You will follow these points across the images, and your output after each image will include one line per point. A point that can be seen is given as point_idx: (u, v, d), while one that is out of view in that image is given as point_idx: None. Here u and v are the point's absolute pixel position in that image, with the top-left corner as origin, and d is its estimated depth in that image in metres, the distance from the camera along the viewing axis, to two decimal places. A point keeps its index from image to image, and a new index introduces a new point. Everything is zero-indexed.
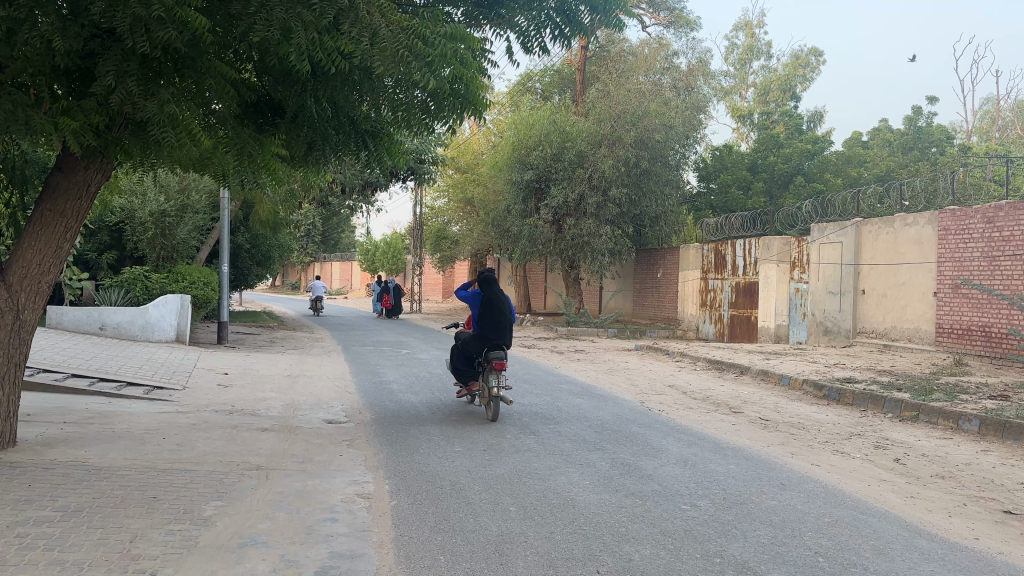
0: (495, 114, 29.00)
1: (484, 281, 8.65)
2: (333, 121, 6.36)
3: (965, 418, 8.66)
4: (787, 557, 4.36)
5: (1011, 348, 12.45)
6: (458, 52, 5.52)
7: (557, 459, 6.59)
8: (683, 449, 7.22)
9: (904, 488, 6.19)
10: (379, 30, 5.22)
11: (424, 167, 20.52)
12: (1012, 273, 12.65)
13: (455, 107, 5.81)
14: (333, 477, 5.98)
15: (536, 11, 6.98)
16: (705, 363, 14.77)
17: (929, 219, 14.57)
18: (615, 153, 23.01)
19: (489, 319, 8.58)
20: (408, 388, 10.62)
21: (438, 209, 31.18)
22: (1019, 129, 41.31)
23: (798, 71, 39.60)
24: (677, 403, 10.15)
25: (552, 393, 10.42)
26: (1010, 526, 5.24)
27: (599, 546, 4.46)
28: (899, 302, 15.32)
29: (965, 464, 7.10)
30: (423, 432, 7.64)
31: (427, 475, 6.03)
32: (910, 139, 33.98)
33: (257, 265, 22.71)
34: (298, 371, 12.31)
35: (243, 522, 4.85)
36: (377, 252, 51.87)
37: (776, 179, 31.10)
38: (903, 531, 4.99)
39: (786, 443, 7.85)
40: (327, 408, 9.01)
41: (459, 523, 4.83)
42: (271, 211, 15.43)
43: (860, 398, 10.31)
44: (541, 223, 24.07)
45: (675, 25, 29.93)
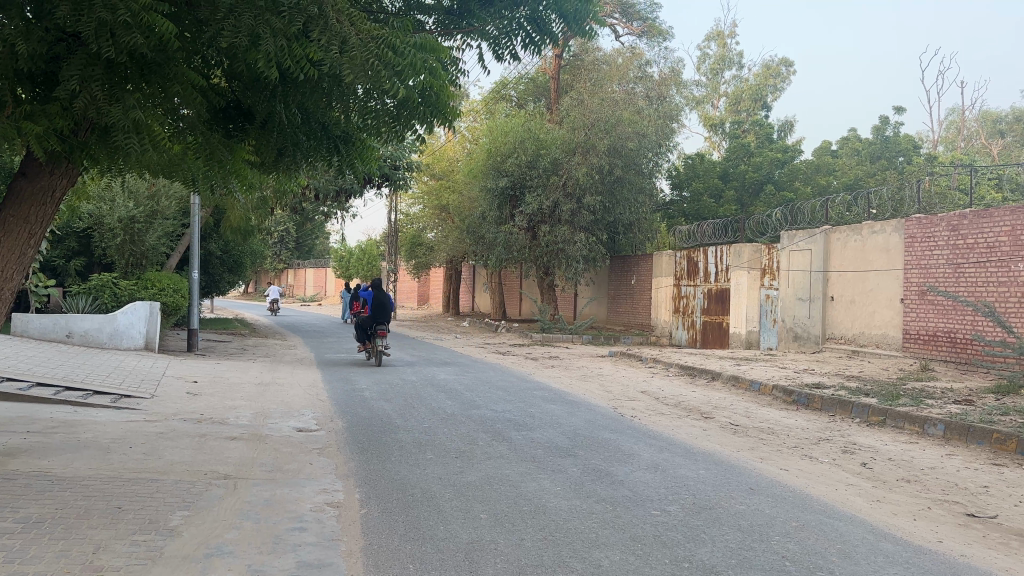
0: (470, 121, 29.05)
1: (375, 285, 14.31)
2: (304, 127, 6.29)
3: (931, 423, 8.82)
4: (754, 561, 4.41)
5: (975, 354, 12.74)
6: (427, 62, 5.54)
7: (529, 466, 6.59)
8: (654, 455, 7.26)
9: (870, 491, 6.27)
10: (349, 38, 5.22)
11: (399, 173, 20.46)
12: (976, 280, 12.89)
13: (425, 114, 5.84)
14: (303, 486, 5.93)
15: (507, 20, 7.02)
16: (678, 369, 14.86)
17: (896, 226, 14.80)
18: (589, 161, 23.07)
19: (376, 307, 14.18)
20: (381, 395, 10.59)
21: (414, 216, 31.12)
22: (983, 139, 42.23)
23: (769, 81, 40.09)
24: (649, 409, 10.22)
25: (525, 400, 10.45)
26: (972, 529, 5.33)
27: (568, 552, 4.47)
28: (867, 308, 15.53)
29: (930, 468, 7.23)
30: (395, 439, 7.62)
31: (398, 483, 6.01)
32: (878, 148, 34.59)
33: (229, 272, 22.51)
34: (269, 379, 12.20)
35: (210, 531, 4.80)
36: (352, 258, 51.69)
37: (747, 187, 31.47)
38: (869, 534, 5.06)
39: (756, 447, 7.92)
40: (298, 416, 8.95)
41: (429, 531, 4.82)
42: (243, 217, 15.34)
43: (829, 404, 10.44)
44: (516, 230, 24.12)
45: (648, 35, 30.23)
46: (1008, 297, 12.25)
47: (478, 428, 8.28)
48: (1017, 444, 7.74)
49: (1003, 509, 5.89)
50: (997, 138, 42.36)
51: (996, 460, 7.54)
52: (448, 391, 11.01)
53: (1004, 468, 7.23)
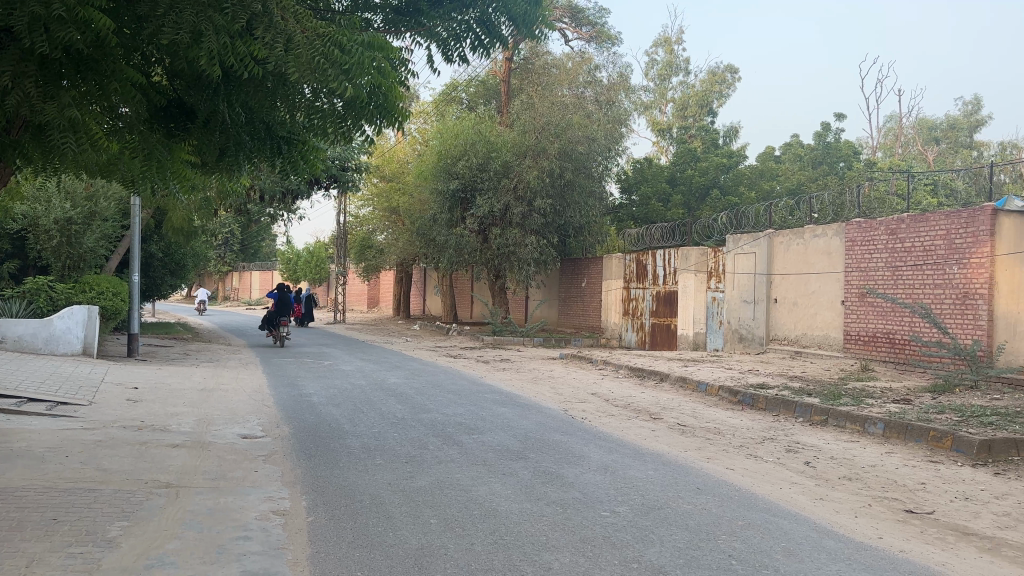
0: (419, 123, 28.90)
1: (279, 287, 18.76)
2: (248, 126, 6.14)
3: (871, 421, 9.05)
4: (702, 561, 4.45)
5: (913, 354, 13.14)
6: (375, 61, 5.50)
7: (480, 470, 6.57)
8: (604, 456, 7.30)
9: (813, 489, 6.41)
10: (294, 36, 5.15)
11: (347, 175, 20.15)
12: (913, 283, 13.31)
13: (373, 114, 5.78)
14: (247, 494, 5.80)
15: (455, 22, 7.01)
16: (627, 370, 14.98)
17: (838, 230, 15.21)
18: (540, 164, 23.12)
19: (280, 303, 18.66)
20: (329, 400, 10.43)
21: (363, 218, 30.77)
22: (919, 146, 43.57)
23: (715, 88, 40.73)
24: (599, 410, 10.29)
25: (476, 403, 10.41)
26: (910, 525, 5.48)
27: (519, 556, 4.46)
28: (809, 310, 15.90)
29: (870, 465, 7.41)
30: (344, 445, 7.51)
31: (345, 489, 5.91)
32: (819, 154, 35.49)
33: (171, 274, 21.94)
34: (213, 385, 11.89)
35: (150, 542, 4.66)
36: (299, 261, 50.97)
37: (693, 192, 31.97)
38: (812, 532, 5.15)
39: (703, 448, 8.02)
40: (243, 423, 8.75)
41: (378, 538, 4.75)
42: (185, 219, 14.99)
43: (773, 404, 10.64)
44: (467, 233, 24.06)
45: (597, 40, 30.50)
46: (944, 299, 12.65)
47: (428, 432, 8.21)
48: (952, 441, 7.99)
49: (939, 504, 6.07)
50: (932, 145, 43.80)
51: (932, 457, 7.77)
52: (398, 395, 10.90)
53: (940, 465, 7.45)
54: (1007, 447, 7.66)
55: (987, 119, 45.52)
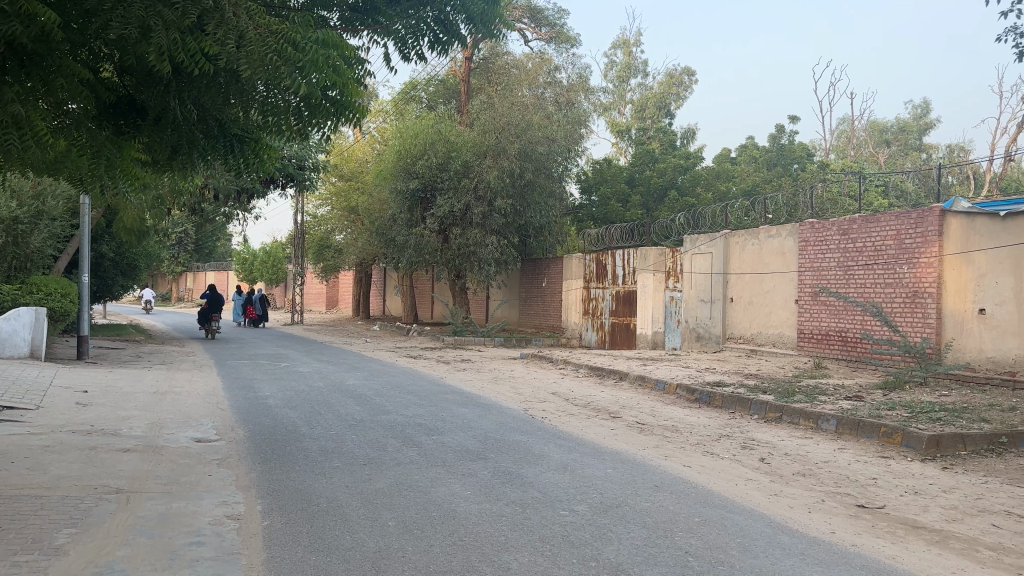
0: (378, 122, 28.70)
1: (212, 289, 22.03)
2: (201, 124, 6.01)
3: (824, 418, 9.22)
4: (659, 558, 4.48)
5: (865, 352, 13.43)
6: (330, 58, 5.42)
7: (439, 471, 6.53)
8: (564, 455, 7.31)
9: (768, 485, 6.50)
10: (246, 32, 5.06)
11: (304, 174, 19.87)
12: (865, 283, 13.60)
13: (328, 114, 5.71)
14: (200, 499, 5.70)
15: (412, 19, 6.97)
16: (587, 370, 15.05)
17: (791, 230, 15.48)
18: (500, 164, 23.09)
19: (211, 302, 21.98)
20: (286, 402, 10.29)
21: (321, 218, 30.45)
22: (870, 148, 44.65)
23: (673, 89, 41.17)
24: (559, 410, 10.33)
25: (436, 403, 10.36)
26: (862, 520, 5.59)
27: (477, 556, 4.44)
28: (764, 309, 16.16)
29: (823, 461, 7.55)
30: (301, 448, 7.41)
31: (302, 492, 5.83)
32: (774, 156, 36.17)
33: (122, 275, 21.45)
34: (166, 388, 11.65)
35: (100, 549, 4.55)
36: (255, 261, 50.28)
37: (652, 193, 32.30)
38: (767, 528, 5.23)
39: (661, 446, 8.09)
40: (197, 426, 8.59)
41: (335, 541, 4.69)
42: (137, 219, 14.66)
43: (729, 401, 10.79)
44: (427, 233, 23.92)
45: (556, 41, 30.68)
46: (894, 298, 12.95)
47: (387, 434, 8.15)
48: (902, 437, 8.18)
49: (889, 499, 6.20)
50: (883, 147, 44.83)
51: (883, 453, 7.94)
52: (356, 397, 10.80)
53: (891, 460, 7.62)
54: (955, 442, 7.85)
55: (935, 123, 46.71)
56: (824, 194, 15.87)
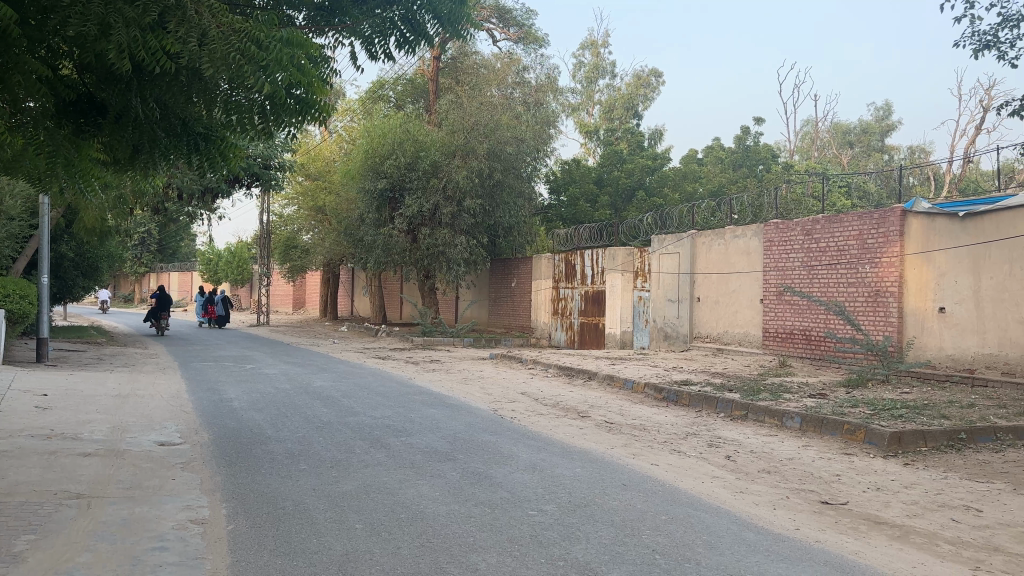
0: (346, 120, 28.51)
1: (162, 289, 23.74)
2: (163, 122, 5.91)
3: (788, 415, 9.35)
4: (626, 557, 4.51)
5: (828, 350, 13.65)
6: (295, 57, 5.37)
7: (408, 472, 6.50)
8: (532, 455, 7.32)
9: (734, 483, 6.58)
10: (209, 30, 5.00)
11: (270, 172, 19.66)
12: (828, 282, 13.82)
13: (293, 112, 5.68)
14: (164, 504, 5.61)
15: (379, 19, 6.94)
16: (555, 369, 15.09)
17: (756, 230, 15.67)
18: (469, 164, 23.07)
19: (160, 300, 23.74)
20: (251, 404, 10.17)
21: (287, 217, 30.15)
22: (833, 149, 45.38)
23: (640, 91, 41.46)
24: (528, 409, 10.34)
25: (404, 404, 10.32)
26: (825, 516, 5.67)
27: (445, 558, 4.43)
28: (730, 308, 16.33)
29: (787, 459, 7.65)
30: (266, 450, 7.33)
31: (268, 496, 5.77)
32: (739, 157, 36.60)
33: (83, 276, 21.06)
34: (128, 391, 11.45)
35: (60, 555, 4.45)
36: (221, 262, 49.63)
37: (620, 193, 32.50)
38: (733, 525, 5.28)
39: (629, 445, 8.14)
40: (160, 430, 8.46)
41: (302, 545, 4.65)
42: (98, 218, 14.37)
43: (696, 400, 10.89)
44: (395, 233, 23.79)
45: (524, 41, 30.73)
46: (856, 297, 13.19)
47: (355, 436, 8.10)
48: (864, 434, 8.32)
49: (852, 495, 6.31)
50: (846, 148, 45.58)
51: (847, 450, 8.07)
52: (323, 399, 10.72)
53: (854, 457, 7.75)
54: (916, 438, 8.01)
55: (896, 124, 47.53)
56: (790, 194, 16.08)
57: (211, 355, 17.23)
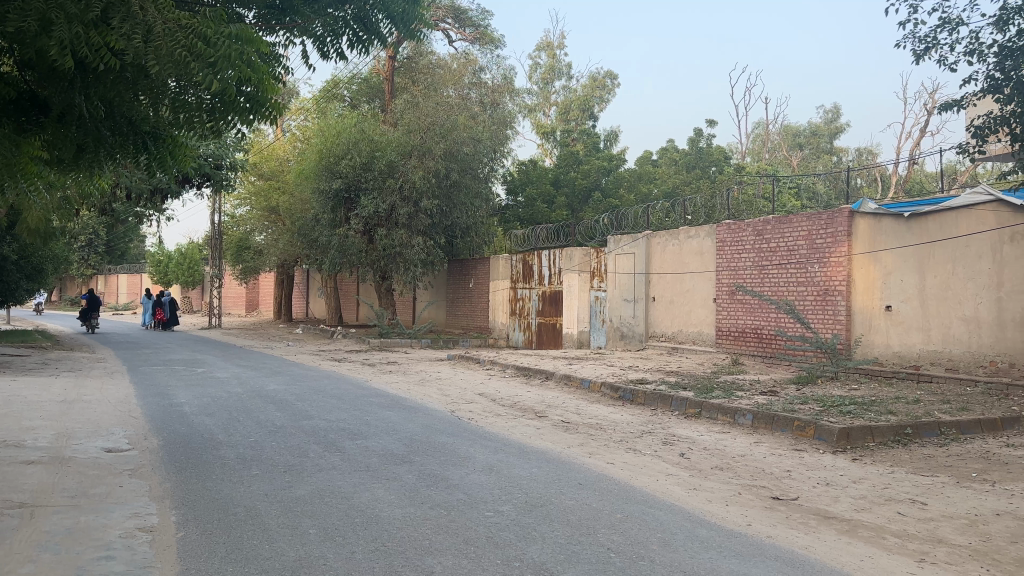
0: (299, 120, 28.18)
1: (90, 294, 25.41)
2: (108, 121, 5.76)
3: (741, 412, 9.51)
4: (581, 555, 4.54)
5: (779, 348, 13.90)
6: (244, 54, 5.29)
7: (363, 476, 6.45)
8: (489, 456, 7.33)
9: (688, 480, 6.67)
10: (154, 26, 4.88)
11: (221, 173, 19.29)
12: (779, 282, 14.07)
13: (242, 110, 5.56)
14: (110, 511, 5.47)
15: (331, 18, 6.89)
16: (513, 370, 15.12)
17: (709, 231, 15.91)
18: (425, 165, 23.00)
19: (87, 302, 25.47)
20: (203, 409, 9.99)
21: (240, 218, 29.66)
22: (784, 151, 46.27)
23: (596, 92, 41.75)
24: (486, 410, 10.35)
25: (360, 407, 10.23)
26: (776, 511, 5.78)
27: (401, 561, 4.41)
28: (684, 308, 16.55)
29: (740, 455, 7.78)
30: (218, 456, 7.20)
31: (220, 502, 5.67)
32: (693, 158, 37.10)
33: (26, 278, 20.48)
34: (73, 397, 11.15)
35: (1, 567, 4.32)
36: (171, 263, 48.64)
37: (576, 194, 32.67)
38: (687, 522, 5.35)
39: (585, 444, 8.19)
40: (107, 436, 8.25)
41: (254, 551, 4.58)
42: (42, 219, 13.96)
43: (651, 398, 11.00)
44: (351, 233, 23.55)
45: (480, 41, 30.68)
46: (805, 296, 13.38)
47: (310, 439, 7.99)
48: (814, 430, 8.48)
49: (802, 490, 6.44)
50: (796, 150, 46.47)
51: (797, 446, 8.23)
52: (277, 402, 10.57)
53: (804, 453, 7.90)
54: (864, 434, 8.20)
55: (844, 126, 48.59)
56: (741, 195, 16.32)
57: (161, 360, 16.87)
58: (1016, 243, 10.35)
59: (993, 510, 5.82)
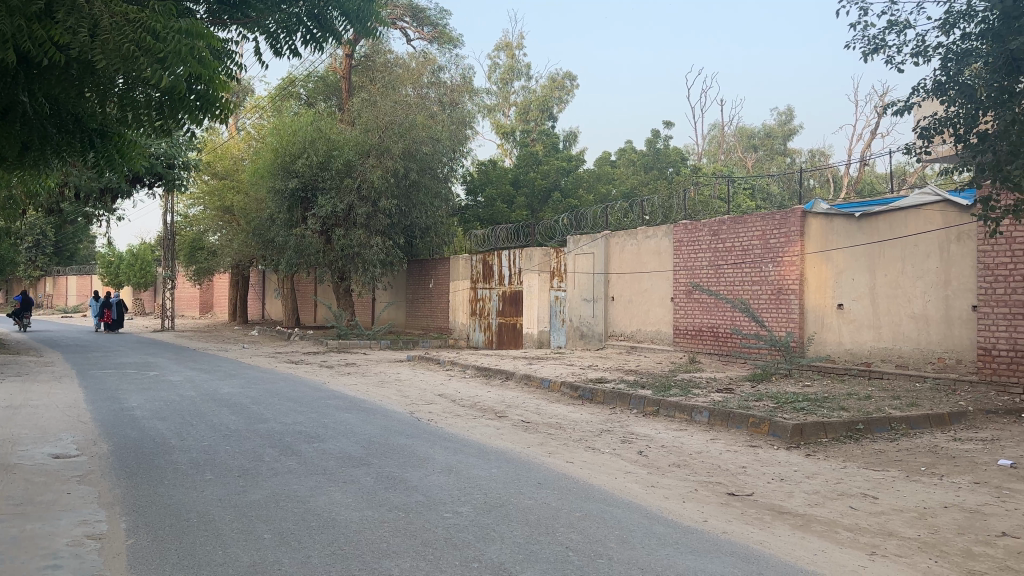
0: (255, 118, 27.80)
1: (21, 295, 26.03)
2: (53, 118, 5.65)
3: (697, 410, 9.62)
4: (540, 555, 4.54)
5: (735, 346, 14.11)
6: (195, 50, 5.19)
7: (319, 479, 6.37)
8: (448, 457, 7.30)
9: (646, 478, 6.72)
10: (100, 20, 4.77)
11: (174, 172, 18.90)
12: (734, 280, 14.27)
13: (192, 109, 5.47)
14: (57, 519, 5.32)
15: (284, 14, 6.80)
16: (472, 370, 15.10)
17: (667, 231, 16.08)
18: (383, 164, 22.85)
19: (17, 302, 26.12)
20: (154, 413, 9.78)
21: (193, 217, 29.13)
22: (739, 152, 46.93)
23: (555, 93, 41.91)
24: (446, 410, 10.33)
25: (317, 409, 10.11)
26: (732, 507, 5.86)
27: (357, 565, 4.36)
28: (643, 307, 16.71)
29: (696, 452, 7.87)
30: (170, 461, 7.04)
31: (172, 508, 5.55)
32: (651, 160, 37.48)
33: None
34: (18, 402, 10.82)
35: None
36: (122, 264, 47.59)
37: (536, 195, 32.74)
38: (644, 519, 5.39)
39: (544, 443, 8.19)
40: (54, 442, 8.02)
41: (206, 558, 4.49)
42: None
43: (610, 397, 11.08)
44: (308, 233, 23.24)
45: (439, 40, 30.54)
46: (760, 295, 13.69)
47: (265, 443, 7.87)
48: (769, 426, 8.62)
49: (758, 486, 6.53)
50: (751, 151, 47.21)
51: (752, 442, 8.35)
52: (231, 405, 10.39)
53: (759, 449, 8.02)
54: (817, 430, 8.35)
55: (798, 127, 49.43)
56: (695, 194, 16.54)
57: (111, 363, 16.47)
58: (962, 242, 10.46)
59: (941, 504, 5.96)
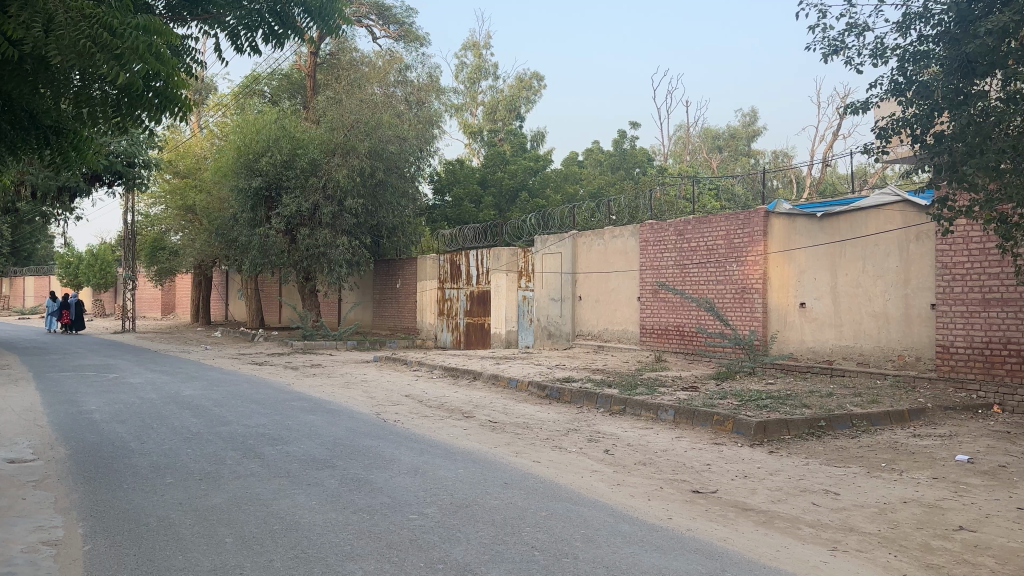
0: (217, 117, 27.40)
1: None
2: (6, 113, 5.52)
3: (663, 408, 9.69)
4: (505, 555, 4.53)
5: (700, 344, 14.23)
6: (152, 46, 5.09)
7: (283, 482, 6.30)
8: (414, 458, 7.26)
9: (612, 476, 6.75)
10: (55, 15, 4.66)
11: (134, 170, 18.53)
12: (699, 279, 14.39)
13: (150, 107, 5.38)
14: (11, 526, 5.18)
15: (245, 10, 6.74)
16: (440, 371, 15.04)
17: (633, 231, 16.17)
18: (349, 163, 22.69)
19: None
20: (114, 416, 9.58)
21: (154, 217, 28.64)
22: (705, 153, 47.34)
23: (522, 93, 41.94)
24: (413, 411, 10.27)
25: (281, 411, 9.99)
26: (696, 505, 5.90)
27: (321, 568, 4.31)
28: (610, 306, 16.80)
29: (662, 450, 7.92)
30: (130, 465, 6.90)
31: (131, 513, 5.43)
32: (617, 160, 37.67)
33: None
34: None
35: None
36: (81, 265, 46.57)
37: (503, 194, 32.71)
38: (609, 518, 5.41)
39: (511, 443, 8.18)
40: (8, 447, 7.82)
41: (165, 563, 4.41)
42: None
43: (577, 396, 11.11)
44: (272, 233, 22.93)
45: (405, 39, 30.37)
46: (724, 294, 13.84)
47: (228, 446, 7.76)
48: (733, 424, 8.71)
49: (721, 483, 6.60)
50: (716, 152, 47.65)
51: (717, 440, 8.42)
52: (193, 408, 10.22)
53: (723, 447, 8.10)
54: (780, 427, 8.45)
55: (761, 129, 50.03)
56: (658, 193, 16.73)
57: (68, 366, 16.11)
58: (921, 242, 10.65)
59: (900, 499, 6.08)
